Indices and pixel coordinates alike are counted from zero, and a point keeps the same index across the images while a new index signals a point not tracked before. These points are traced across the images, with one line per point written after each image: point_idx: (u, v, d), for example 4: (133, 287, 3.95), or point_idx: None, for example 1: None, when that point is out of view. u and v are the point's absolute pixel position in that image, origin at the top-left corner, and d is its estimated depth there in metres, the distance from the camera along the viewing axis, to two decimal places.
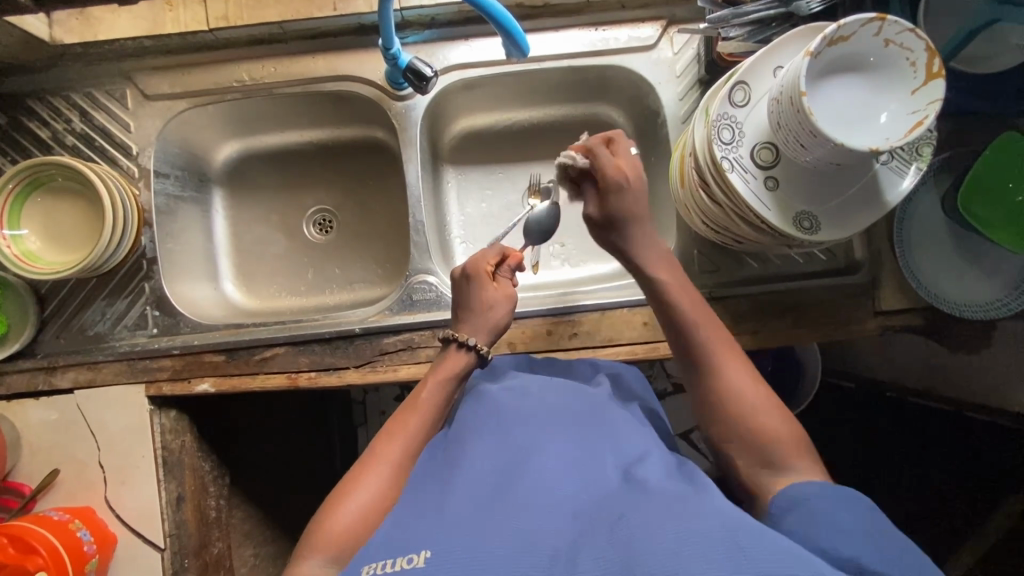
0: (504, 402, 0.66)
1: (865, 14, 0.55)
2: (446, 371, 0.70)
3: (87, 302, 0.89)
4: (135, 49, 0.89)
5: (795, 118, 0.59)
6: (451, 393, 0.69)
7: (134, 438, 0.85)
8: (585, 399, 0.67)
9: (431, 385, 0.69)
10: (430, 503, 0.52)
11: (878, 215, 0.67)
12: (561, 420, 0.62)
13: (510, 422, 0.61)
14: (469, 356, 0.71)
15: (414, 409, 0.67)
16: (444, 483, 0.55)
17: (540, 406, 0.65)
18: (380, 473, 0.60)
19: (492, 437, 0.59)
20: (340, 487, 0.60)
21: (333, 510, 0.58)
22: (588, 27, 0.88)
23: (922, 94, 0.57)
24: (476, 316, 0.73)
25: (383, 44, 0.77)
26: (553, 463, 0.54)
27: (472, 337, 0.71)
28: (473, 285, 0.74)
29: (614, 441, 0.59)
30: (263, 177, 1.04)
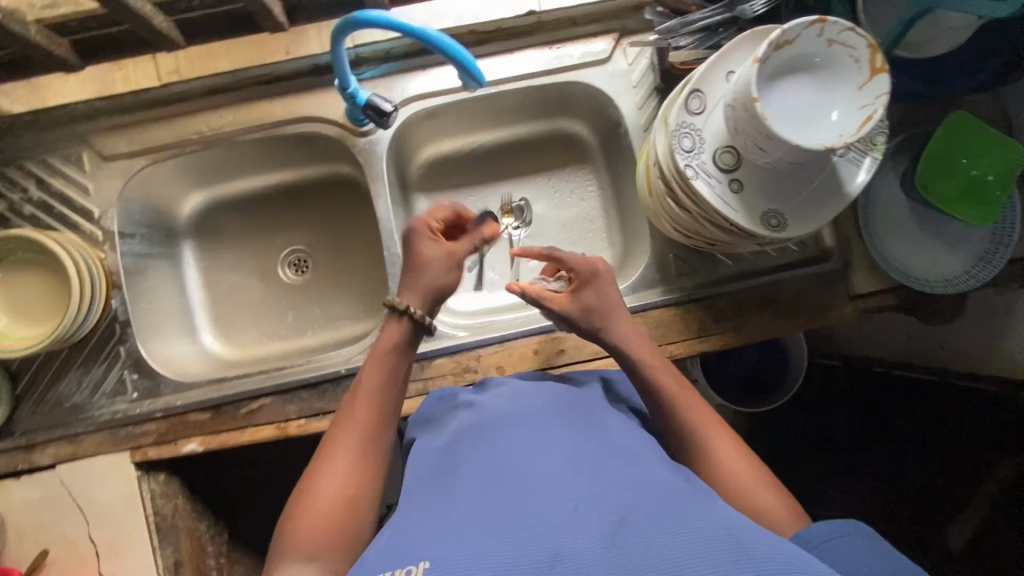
0: (498, 413, 0.65)
1: (807, 17, 0.57)
2: (385, 345, 0.69)
3: (61, 373, 0.86)
4: (87, 112, 0.87)
5: (751, 123, 0.60)
6: (395, 366, 0.68)
7: (123, 509, 0.82)
8: (580, 404, 0.67)
9: (372, 362, 0.68)
10: (430, 517, 0.51)
11: (843, 205, 0.68)
12: (552, 423, 0.61)
13: (505, 429, 0.60)
14: (404, 325, 0.69)
15: (359, 391, 0.66)
16: (441, 497, 0.54)
17: (534, 411, 0.64)
18: (340, 461, 0.60)
19: (488, 446, 0.58)
20: (306, 485, 0.59)
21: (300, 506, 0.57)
22: (542, 46, 0.89)
23: (870, 88, 0.59)
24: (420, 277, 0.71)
25: (340, 84, 0.77)
26: (545, 463, 0.53)
27: (405, 303, 0.69)
28: (423, 242, 0.72)
29: (609, 441, 0.58)
30: (232, 223, 1.02)
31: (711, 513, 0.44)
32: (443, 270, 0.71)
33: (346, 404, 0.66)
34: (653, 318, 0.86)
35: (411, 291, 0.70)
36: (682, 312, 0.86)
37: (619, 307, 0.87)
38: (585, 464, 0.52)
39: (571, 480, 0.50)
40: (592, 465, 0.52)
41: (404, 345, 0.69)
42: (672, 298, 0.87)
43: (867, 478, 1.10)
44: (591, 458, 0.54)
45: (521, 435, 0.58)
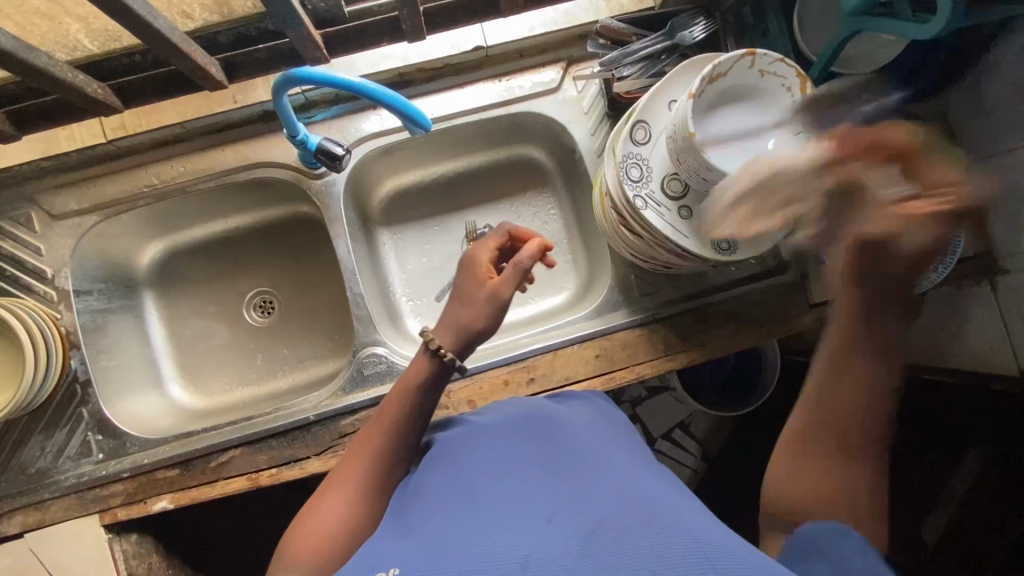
0: (480, 426, 0.65)
1: (737, 51, 0.59)
2: (410, 378, 0.65)
3: (23, 439, 0.85)
4: (35, 172, 0.86)
5: (691, 155, 0.61)
6: (418, 402, 0.64)
7: (95, 574, 0.80)
8: (562, 418, 0.67)
9: (395, 394, 0.65)
10: (403, 529, 0.51)
11: (789, 226, 0.70)
12: (527, 435, 0.61)
13: (484, 444, 0.60)
14: (432, 362, 0.65)
15: (376, 425, 0.63)
16: (417, 507, 0.54)
17: (516, 424, 0.64)
18: (346, 491, 0.59)
19: (467, 457, 0.59)
20: (312, 506, 0.59)
21: (300, 533, 0.56)
22: (491, 79, 0.89)
23: (803, 113, 0.61)
24: (454, 314, 0.67)
25: (289, 132, 0.77)
26: (518, 476, 0.53)
27: (437, 341, 0.65)
28: (466, 280, 0.68)
29: (590, 450, 0.58)
30: (193, 270, 1.01)
31: (682, 521, 0.44)
32: (479, 309, 0.66)
33: (361, 433, 0.64)
34: (619, 340, 0.87)
35: (444, 328, 0.66)
36: (647, 333, 0.87)
37: (586, 331, 0.88)
38: (564, 477, 0.52)
39: (549, 494, 0.50)
40: (572, 477, 0.52)
41: (431, 382, 0.65)
42: (636, 319, 0.88)
43: None
44: (570, 468, 0.54)
45: (497, 449, 0.59)
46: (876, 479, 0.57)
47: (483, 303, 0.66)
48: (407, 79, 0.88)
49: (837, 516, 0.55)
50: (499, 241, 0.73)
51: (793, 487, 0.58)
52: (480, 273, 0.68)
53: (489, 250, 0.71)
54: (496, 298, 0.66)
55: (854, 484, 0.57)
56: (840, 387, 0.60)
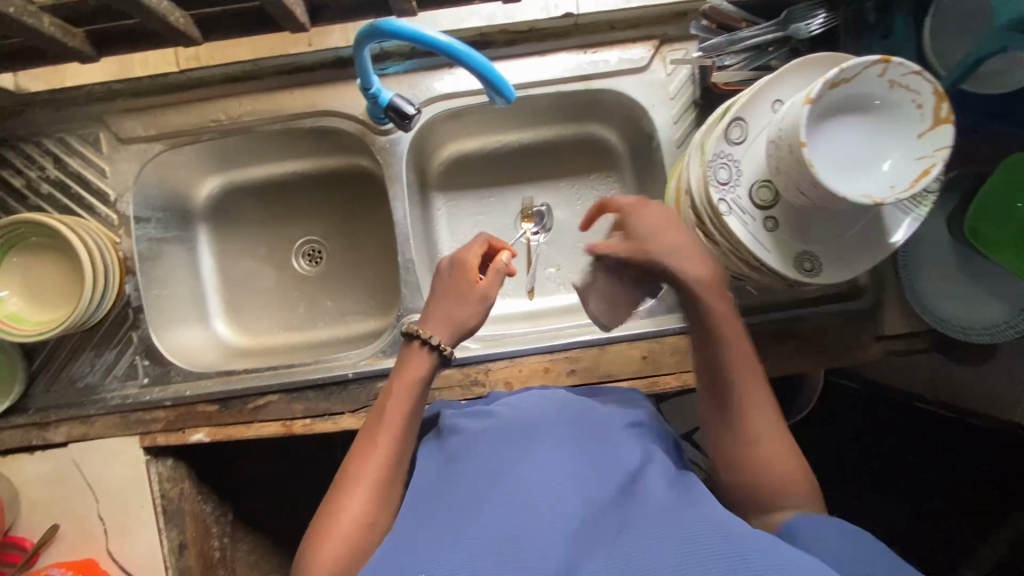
0: (504, 411, 0.65)
1: (870, 56, 0.52)
2: (411, 374, 0.66)
3: (75, 354, 0.87)
4: (106, 92, 0.85)
5: (795, 167, 0.56)
6: (418, 398, 0.65)
7: (132, 491, 0.84)
8: (587, 405, 0.66)
9: (396, 394, 0.64)
10: (427, 509, 0.52)
11: (883, 256, 0.64)
12: (552, 424, 0.60)
13: (509, 430, 0.59)
14: (430, 357, 0.67)
15: (382, 421, 0.62)
16: (440, 487, 0.55)
17: (538, 408, 0.63)
18: (360, 492, 0.57)
19: (490, 438, 0.58)
20: (324, 516, 0.56)
21: (316, 541, 0.54)
22: (576, 50, 0.84)
23: (930, 138, 0.54)
24: (446, 307, 0.69)
25: (362, 84, 0.74)
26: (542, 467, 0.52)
27: (434, 334, 0.67)
28: (453, 277, 0.70)
29: (615, 443, 0.58)
30: (248, 209, 1.01)
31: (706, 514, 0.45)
32: (472, 308, 0.69)
33: (366, 430, 0.63)
34: (669, 345, 0.84)
35: (440, 322, 0.68)
36: None
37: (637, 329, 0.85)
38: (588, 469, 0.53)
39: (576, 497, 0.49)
40: (596, 471, 0.53)
41: (428, 378, 0.66)
42: None
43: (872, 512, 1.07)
44: (593, 461, 0.54)
45: (522, 435, 0.58)
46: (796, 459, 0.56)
47: (476, 303, 0.69)
48: (489, 40, 0.83)
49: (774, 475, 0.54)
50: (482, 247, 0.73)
51: (729, 460, 0.57)
52: (470, 275, 0.70)
53: (476, 251, 0.72)
54: (484, 298, 0.70)
55: (783, 464, 0.55)
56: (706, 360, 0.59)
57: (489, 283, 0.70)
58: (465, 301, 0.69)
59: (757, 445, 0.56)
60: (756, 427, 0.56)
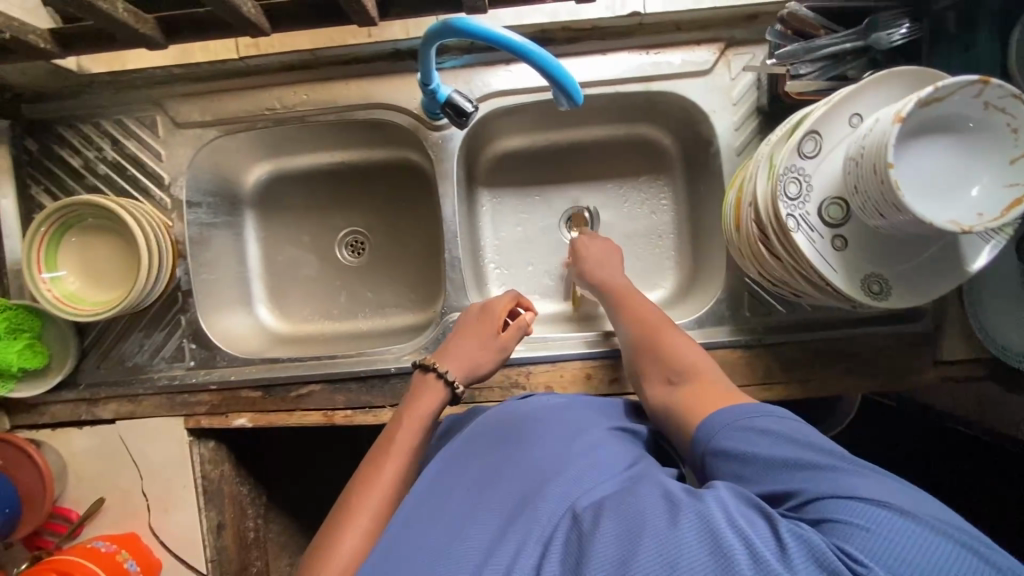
0: (512, 413, 0.67)
1: (970, 75, 0.49)
2: (423, 403, 0.68)
3: (125, 333, 0.89)
4: (165, 76, 0.86)
5: (878, 187, 0.53)
6: (427, 431, 0.66)
7: (176, 470, 0.86)
8: (592, 408, 0.67)
9: (406, 425, 0.66)
10: (419, 517, 0.54)
11: (955, 282, 0.62)
12: (547, 433, 0.61)
13: (509, 445, 0.60)
14: (445, 392, 0.70)
15: (391, 446, 0.64)
16: (437, 493, 0.57)
17: (535, 412, 0.65)
18: (365, 515, 0.58)
19: (491, 450, 0.61)
20: (321, 546, 0.56)
21: (316, 569, 0.54)
22: (638, 50, 0.82)
23: (1023, 164, 0.52)
24: (468, 347, 0.74)
25: (421, 79, 0.73)
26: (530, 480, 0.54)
27: (450, 370, 0.71)
28: (480, 322, 0.77)
29: (600, 442, 0.59)
30: (295, 197, 1.01)
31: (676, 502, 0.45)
32: (490, 354, 0.75)
33: (374, 454, 0.64)
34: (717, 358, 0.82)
35: (459, 358, 0.73)
36: (749, 356, 0.81)
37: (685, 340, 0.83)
38: (571, 468, 0.54)
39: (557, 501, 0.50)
40: (572, 472, 0.53)
41: (439, 412, 0.69)
42: (741, 339, 0.82)
43: None
44: (576, 462, 0.55)
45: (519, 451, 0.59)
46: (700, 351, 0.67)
47: (494, 351, 0.75)
48: (549, 37, 0.82)
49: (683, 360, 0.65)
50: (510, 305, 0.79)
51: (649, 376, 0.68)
52: (495, 326, 0.76)
53: (505, 306, 0.78)
54: (503, 348, 0.76)
55: (686, 353, 0.66)
56: (625, 308, 0.76)
57: (509, 335, 0.76)
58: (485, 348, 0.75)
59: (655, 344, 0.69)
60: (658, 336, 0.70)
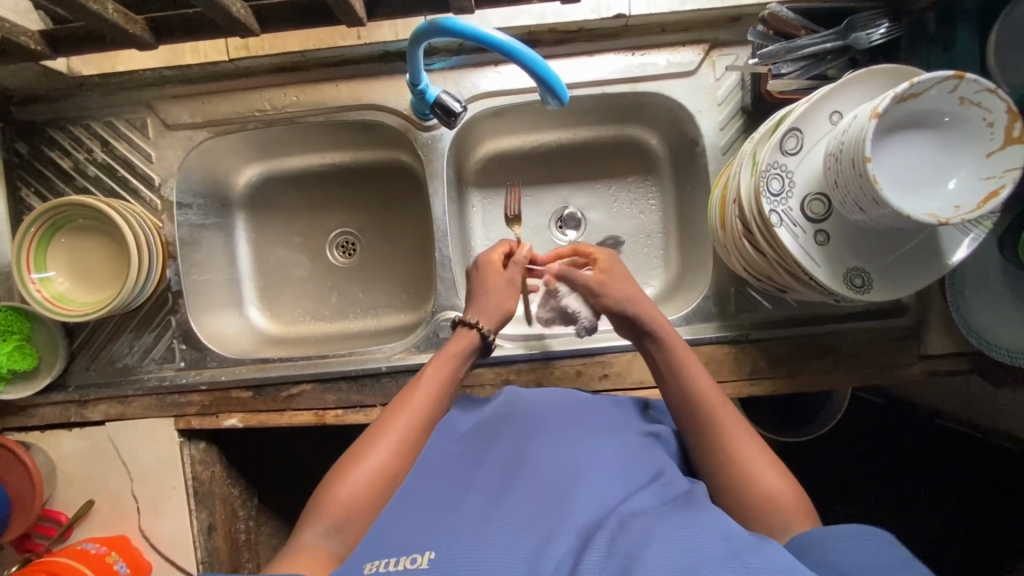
0: (534, 410, 0.68)
1: (943, 71, 0.50)
2: (455, 349, 0.71)
3: (114, 335, 0.89)
4: (155, 78, 0.86)
5: (857, 181, 0.54)
6: (457, 370, 0.70)
7: (166, 471, 0.85)
8: (612, 411, 0.69)
9: (438, 361, 0.70)
10: (438, 509, 0.55)
11: (936, 276, 0.63)
12: (574, 428, 0.64)
13: (535, 434, 0.63)
14: (474, 337, 0.73)
15: (420, 384, 0.67)
16: (455, 488, 0.58)
17: (563, 405, 0.68)
18: (387, 443, 0.61)
19: (514, 447, 0.62)
20: (348, 459, 0.60)
21: (340, 477, 0.58)
22: (624, 51, 0.83)
23: (998, 158, 0.53)
24: (483, 300, 0.75)
25: (410, 80, 0.73)
26: (560, 470, 0.56)
27: (474, 318, 0.74)
28: (481, 275, 0.77)
29: (624, 442, 0.62)
30: (286, 199, 1.01)
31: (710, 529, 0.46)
32: (512, 295, 0.77)
33: (405, 391, 0.67)
34: (705, 354, 0.82)
35: (478, 311, 0.75)
36: (737, 351, 0.82)
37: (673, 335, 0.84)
38: (599, 476, 0.55)
39: (585, 495, 0.53)
40: (599, 469, 0.56)
41: (469, 355, 0.72)
42: (729, 334, 0.83)
43: (895, 530, 1.06)
44: (604, 471, 0.56)
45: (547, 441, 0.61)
46: (790, 483, 0.57)
47: (515, 293, 0.77)
48: (536, 39, 0.83)
49: (769, 493, 0.56)
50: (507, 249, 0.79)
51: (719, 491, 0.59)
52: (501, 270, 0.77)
53: (499, 251, 0.78)
54: (513, 283, 0.77)
55: (771, 479, 0.57)
56: (695, 384, 0.65)
57: (515, 271, 0.77)
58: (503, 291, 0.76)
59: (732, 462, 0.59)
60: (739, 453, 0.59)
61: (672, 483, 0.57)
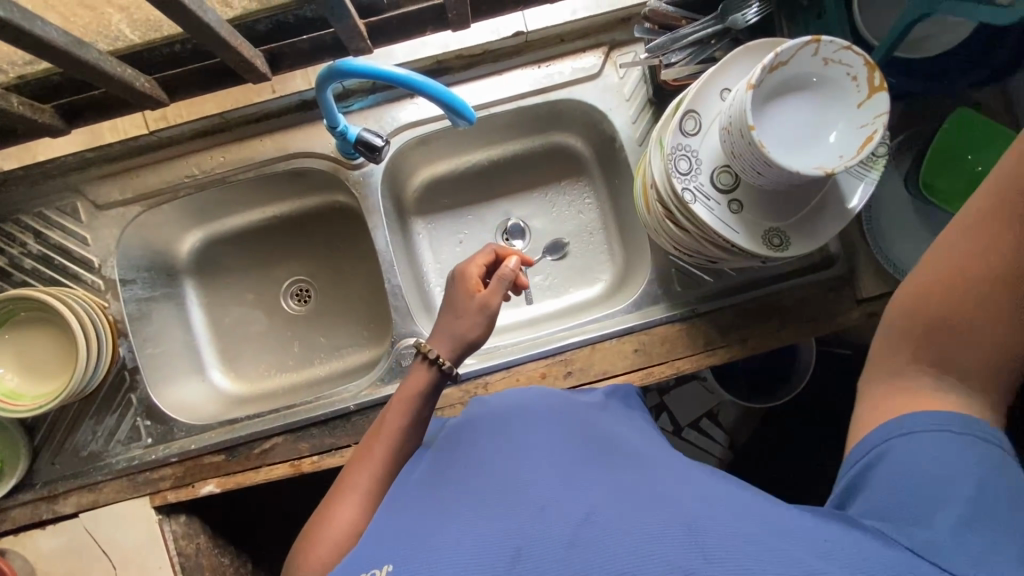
0: (496, 410, 0.65)
1: (800, 38, 0.55)
2: (411, 390, 0.69)
3: (76, 423, 0.88)
4: (80, 163, 0.87)
5: (748, 149, 0.59)
6: (419, 411, 0.68)
7: (146, 552, 0.83)
8: (575, 404, 0.66)
9: (395, 407, 0.68)
10: (403, 515, 0.50)
11: (842, 224, 0.67)
12: (535, 417, 0.60)
13: (498, 430, 0.59)
14: (432, 371, 0.70)
15: (380, 434, 0.65)
16: (419, 492, 0.53)
17: (525, 401, 0.66)
18: (354, 499, 0.59)
19: (478, 442, 0.57)
20: (318, 518, 0.58)
21: (314, 540, 0.56)
22: (530, 65, 0.87)
23: (869, 106, 0.57)
24: (448, 323, 0.73)
25: (329, 123, 0.76)
26: (523, 455, 0.51)
27: (435, 351, 0.70)
28: (455, 291, 0.75)
29: (581, 425, 0.59)
30: (232, 259, 1.02)
31: (677, 502, 0.42)
32: (473, 320, 0.72)
33: (364, 445, 0.66)
34: (658, 335, 0.85)
35: (441, 338, 0.72)
36: (687, 328, 0.85)
37: (625, 325, 0.86)
38: (564, 454, 0.51)
39: (546, 471, 0.48)
40: (560, 449, 0.52)
41: (430, 392, 0.70)
42: (677, 313, 0.86)
43: None
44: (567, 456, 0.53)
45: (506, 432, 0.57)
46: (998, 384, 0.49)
47: (475, 314, 0.72)
48: (446, 67, 0.87)
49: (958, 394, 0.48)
50: (488, 258, 0.77)
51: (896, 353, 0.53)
52: (472, 284, 0.74)
53: (477, 264, 0.76)
54: (485, 309, 0.72)
55: (991, 363, 0.49)
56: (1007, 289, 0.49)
57: (490, 295, 0.72)
58: (464, 308, 0.72)
59: (952, 322, 0.50)
60: (946, 311, 0.51)
61: (632, 449, 0.54)
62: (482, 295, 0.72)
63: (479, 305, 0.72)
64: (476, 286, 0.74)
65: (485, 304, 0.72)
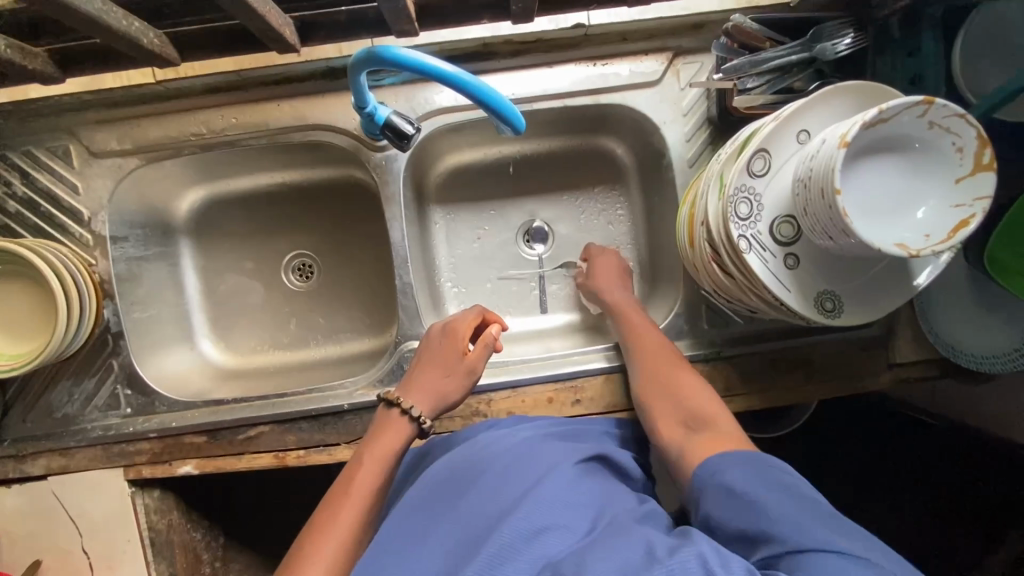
0: (483, 453, 0.64)
1: (913, 96, 0.48)
2: (389, 443, 0.64)
3: (52, 382, 0.82)
4: (76, 103, 0.79)
5: (827, 212, 0.52)
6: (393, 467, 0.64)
7: (115, 525, 0.79)
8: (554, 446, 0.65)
9: (371, 457, 0.63)
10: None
11: (901, 297, 0.62)
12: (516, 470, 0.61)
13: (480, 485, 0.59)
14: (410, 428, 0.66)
15: (350, 489, 0.61)
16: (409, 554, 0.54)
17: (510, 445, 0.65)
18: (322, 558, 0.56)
19: (459, 498, 0.59)
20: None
21: None
22: (584, 61, 0.79)
23: (967, 185, 0.51)
24: (432, 379, 0.69)
25: (357, 103, 0.68)
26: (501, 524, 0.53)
27: (414, 406, 0.66)
28: (441, 345, 0.72)
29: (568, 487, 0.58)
30: (233, 223, 0.95)
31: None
32: (459, 380, 0.70)
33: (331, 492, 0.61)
34: None
35: (418, 392, 0.68)
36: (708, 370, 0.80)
37: None
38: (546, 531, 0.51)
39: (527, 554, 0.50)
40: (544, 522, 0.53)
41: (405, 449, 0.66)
42: (700, 354, 0.81)
43: None
44: (554, 541, 0.52)
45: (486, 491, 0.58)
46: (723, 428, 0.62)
47: (461, 376, 0.70)
48: (491, 50, 0.78)
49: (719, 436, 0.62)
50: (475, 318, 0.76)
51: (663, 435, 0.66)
52: (461, 345, 0.71)
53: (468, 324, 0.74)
54: (471, 372, 0.71)
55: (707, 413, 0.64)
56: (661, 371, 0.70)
57: (477, 357, 0.71)
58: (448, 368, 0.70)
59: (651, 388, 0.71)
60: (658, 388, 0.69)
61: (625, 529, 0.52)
62: (470, 358, 0.71)
63: (466, 369, 0.70)
64: (465, 347, 0.72)
65: (472, 370, 0.71)
